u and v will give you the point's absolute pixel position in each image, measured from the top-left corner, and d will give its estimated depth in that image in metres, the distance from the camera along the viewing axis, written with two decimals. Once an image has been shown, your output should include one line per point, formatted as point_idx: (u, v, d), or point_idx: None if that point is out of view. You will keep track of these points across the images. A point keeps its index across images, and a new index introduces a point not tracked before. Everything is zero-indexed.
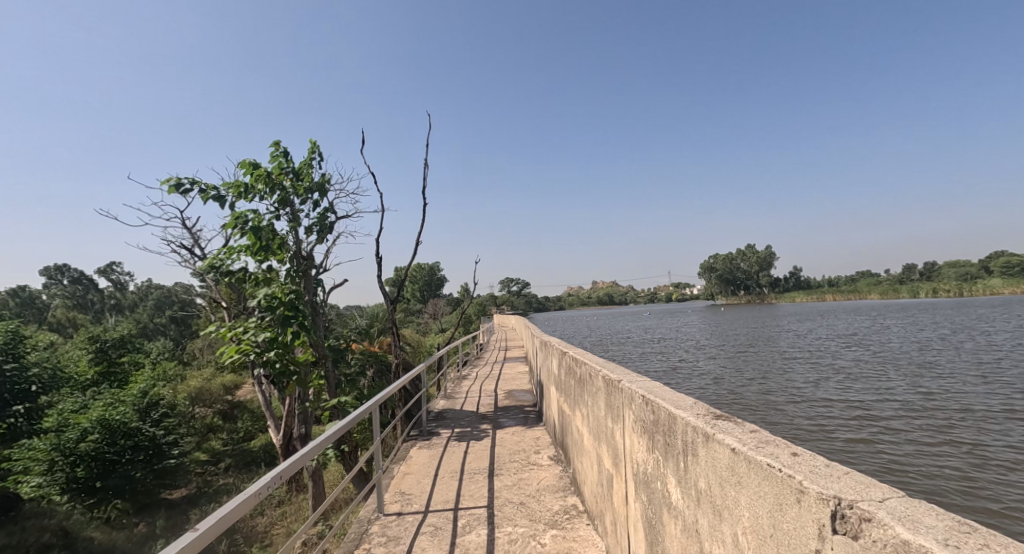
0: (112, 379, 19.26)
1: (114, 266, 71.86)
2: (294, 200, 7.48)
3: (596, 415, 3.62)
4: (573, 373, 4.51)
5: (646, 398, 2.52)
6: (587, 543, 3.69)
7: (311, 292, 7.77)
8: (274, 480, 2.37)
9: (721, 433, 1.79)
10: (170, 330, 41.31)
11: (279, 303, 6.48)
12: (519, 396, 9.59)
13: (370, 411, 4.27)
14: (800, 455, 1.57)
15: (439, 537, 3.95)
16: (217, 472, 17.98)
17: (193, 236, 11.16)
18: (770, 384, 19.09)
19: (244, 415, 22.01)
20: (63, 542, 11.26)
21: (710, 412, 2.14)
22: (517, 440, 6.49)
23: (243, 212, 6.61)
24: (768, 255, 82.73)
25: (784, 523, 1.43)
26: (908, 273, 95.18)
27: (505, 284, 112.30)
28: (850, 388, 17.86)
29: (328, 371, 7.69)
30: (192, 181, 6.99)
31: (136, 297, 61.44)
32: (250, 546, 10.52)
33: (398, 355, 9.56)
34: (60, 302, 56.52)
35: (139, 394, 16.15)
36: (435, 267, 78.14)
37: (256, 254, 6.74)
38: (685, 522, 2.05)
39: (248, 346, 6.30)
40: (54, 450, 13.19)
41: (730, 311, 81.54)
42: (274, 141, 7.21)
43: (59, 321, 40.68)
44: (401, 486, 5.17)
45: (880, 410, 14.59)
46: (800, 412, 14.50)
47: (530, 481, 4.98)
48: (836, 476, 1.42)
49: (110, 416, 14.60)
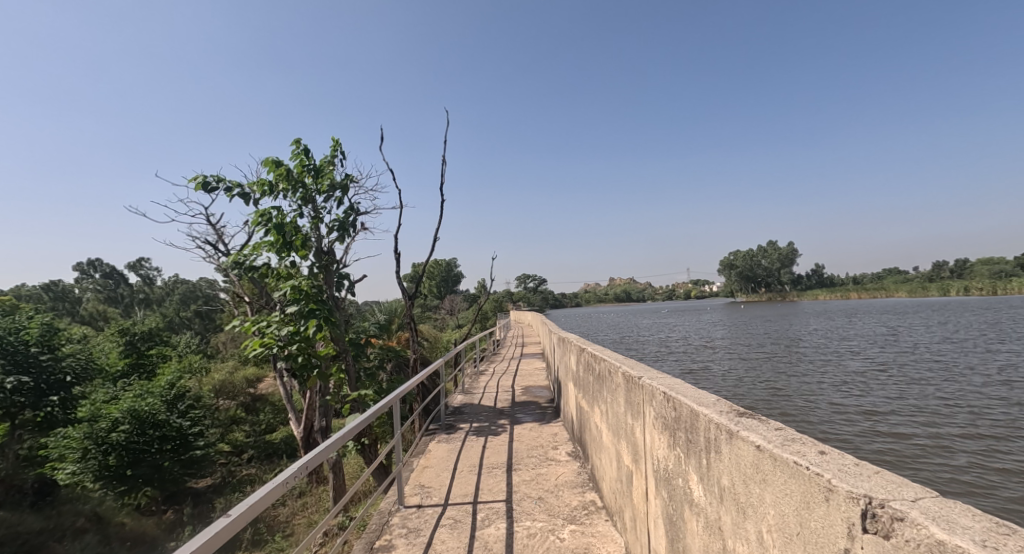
0: (141, 371, 19.95)
1: (143, 262, 73.95)
2: (316, 197, 7.61)
3: (616, 412, 3.60)
4: (592, 369, 4.49)
5: (667, 395, 2.50)
6: (606, 539, 3.68)
7: (333, 287, 7.88)
8: (300, 470, 2.45)
9: (745, 430, 1.77)
10: (195, 323, 42.70)
11: (304, 297, 6.62)
12: (536, 392, 9.60)
13: (391, 403, 4.31)
14: (827, 453, 1.54)
15: (459, 530, 3.99)
16: (240, 463, 18.43)
17: (217, 233, 11.43)
18: (791, 385, 18.83)
19: (266, 408, 22.43)
20: (96, 526, 11.81)
21: (732, 409, 2.12)
22: (534, 436, 6.51)
23: (267, 209, 6.74)
24: (790, 253, 81.27)
25: (812, 522, 1.41)
26: (937, 270, 92.46)
27: (522, 280, 112.19)
28: (874, 390, 17.49)
29: (349, 365, 7.81)
30: (218, 179, 7.17)
31: (164, 292, 63.26)
32: (272, 535, 10.78)
33: (416, 350, 9.60)
34: (92, 296, 58.76)
35: (166, 386, 16.59)
36: (452, 263, 78.39)
37: (279, 249, 6.88)
38: (707, 519, 2.03)
39: (272, 340, 6.43)
40: (87, 439, 13.65)
41: (752, 309, 80.09)
42: (296, 139, 7.34)
43: (90, 314, 41.89)
44: (421, 479, 5.22)
45: (906, 413, 14.27)
46: (822, 415, 14.27)
47: (549, 476, 5.00)
48: (866, 475, 1.39)
49: (140, 407, 15.06)
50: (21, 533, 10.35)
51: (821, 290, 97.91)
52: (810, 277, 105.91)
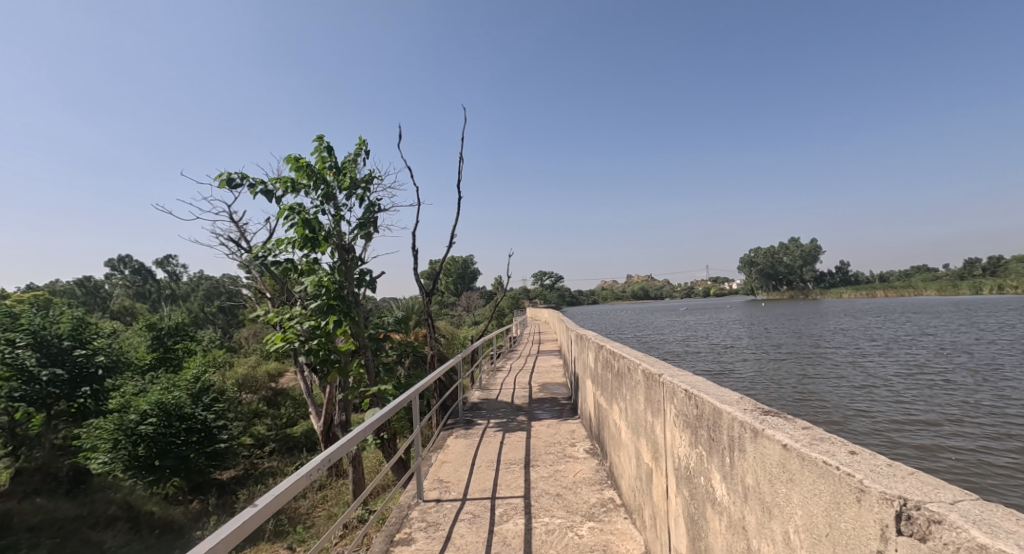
0: (168, 364, 20.53)
1: (169, 259, 75.96)
2: (338, 194, 7.69)
3: (635, 409, 3.56)
4: (611, 367, 4.46)
5: (689, 393, 2.46)
6: (625, 537, 3.66)
7: (353, 283, 7.96)
8: (322, 463, 2.48)
9: (771, 430, 1.73)
10: (219, 319, 43.76)
11: (325, 292, 6.69)
12: (554, 389, 9.59)
13: (409, 399, 4.33)
14: (859, 453, 1.49)
15: (478, 525, 4.01)
16: (262, 455, 18.88)
17: (239, 230, 11.67)
18: (814, 386, 18.48)
19: (287, 402, 22.82)
20: (127, 514, 12.21)
21: (757, 408, 2.07)
22: (552, 432, 6.50)
23: (292, 205, 6.84)
24: (813, 251, 79.46)
25: (842, 523, 1.38)
26: (969, 267, 89.43)
27: (538, 277, 111.71)
28: (901, 392, 17.05)
29: (369, 360, 7.86)
30: (242, 176, 7.31)
31: (188, 288, 65.04)
32: (293, 526, 11.03)
33: (434, 346, 9.63)
34: (121, 291, 60.64)
35: (192, 379, 16.96)
36: (469, 260, 78.41)
37: (302, 246, 6.98)
38: (731, 518, 2.00)
39: (293, 335, 6.56)
40: (117, 430, 14.07)
41: (773, 307, 78.79)
42: (318, 137, 7.44)
43: (118, 309, 43.16)
44: (439, 473, 5.26)
45: (936, 417, 13.87)
46: (847, 419, 13.96)
47: (567, 473, 4.98)
48: (900, 476, 1.35)
49: (167, 400, 15.43)
50: (57, 519, 10.76)
51: (846, 288, 95.75)
52: (834, 274, 103.61)
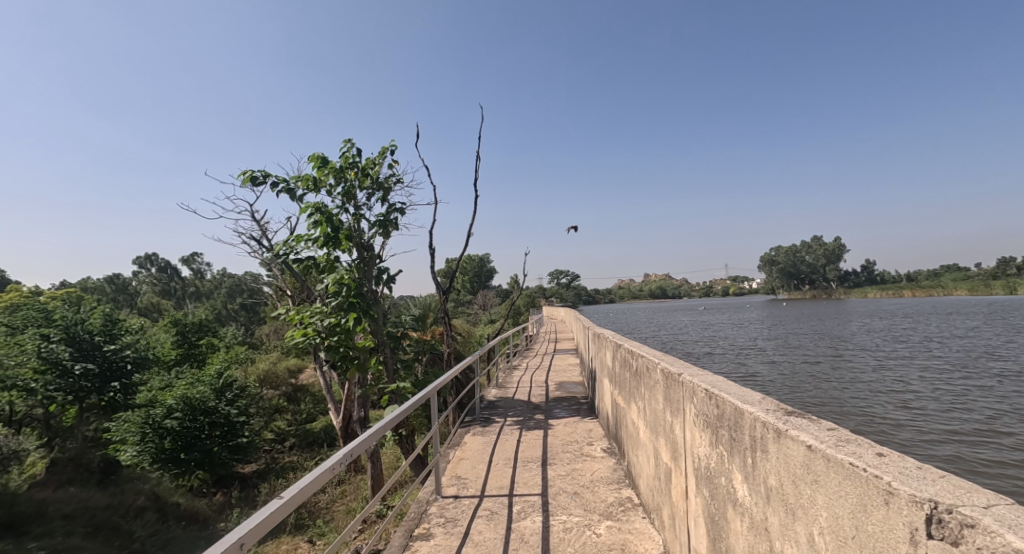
0: (193, 359, 21.04)
1: (194, 257, 77.90)
2: (359, 193, 7.76)
3: (653, 408, 3.55)
4: (629, 366, 4.43)
5: (709, 392, 2.43)
6: (644, 536, 3.64)
7: (372, 281, 8.04)
8: (344, 457, 2.52)
9: (795, 430, 1.70)
10: (241, 316, 44.74)
11: (345, 290, 6.77)
12: (570, 388, 9.56)
13: (428, 395, 4.35)
14: (887, 455, 1.46)
15: (496, 521, 4.03)
16: (282, 450, 19.25)
17: (261, 228, 11.87)
18: (837, 389, 18.12)
19: (307, 398, 23.23)
20: (155, 505, 12.53)
21: (780, 408, 2.04)
22: (569, 431, 6.48)
23: (314, 204, 6.96)
24: (837, 250, 77.76)
25: (869, 525, 1.35)
26: (1002, 268, 86.40)
27: (555, 276, 111.36)
28: (929, 396, 16.61)
29: (387, 357, 7.92)
30: (266, 173, 7.41)
31: (212, 285, 66.65)
32: (313, 521, 11.23)
33: (450, 344, 9.64)
34: (148, 289, 62.45)
35: (215, 375, 17.30)
36: (485, 259, 78.70)
37: (324, 244, 7.08)
38: (753, 519, 1.98)
39: (313, 331, 6.66)
40: (144, 424, 14.48)
41: (795, 307, 77.33)
42: (346, 138, 7.50)
43: (146, 306, 44.66)
44: (457, 470, 5.30)
45: (965, 422, 13.49)
46: (872, 423, 13.66)
47: (584, 472, 4.97)
48: (930, 479, 1.32)
49: (191, 394, 15.72)
50: (90, 508, 11.12)
51: (871, 288, 93.49)
52: (859, 273, 101.23)
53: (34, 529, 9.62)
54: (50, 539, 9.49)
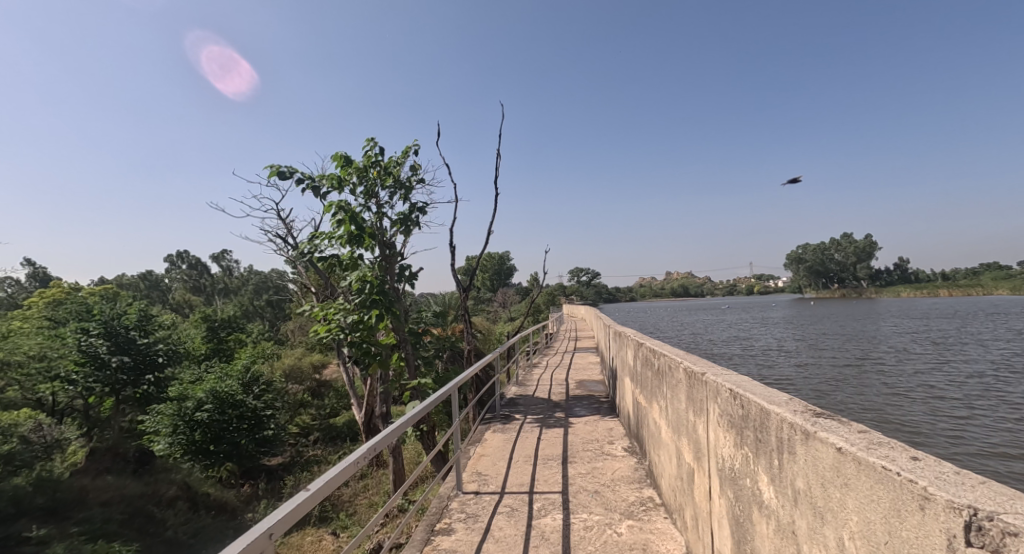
0: (221, 353, 21.65)
1: (224, 254, 80.03)
2: (381, 191, 7.84)
3: (676, 407, 3.50)
4: (651, 365, 4.38)
5: (734, 392, 2.39)
6: (665, 536, 3.60)
7: (394, 278, 8.13)
8: (368, 451, 2.56)
9: (824, 432, 1.66)
10: (267, 312, 45.76)
11: (368, 287, 6.85)
12: (590, 386, 9.52)
13: (449, 392, 4.36)
14: (921, 459, 1.41)
15: (516, 518, 4.04)
16: (307, 444, 19.69)
17: (286, 227, 12.12)
18: (866, 392, 17.67)
19: (331, 393, 23.65)
20: (186, 495, 12.93)
21: (808, 409, 1.99)
22: (589, 430, 6.45)
23: (339, 202, 7.07)
24: (867, 249, 75.57)
25: (902, 530, 1.31)
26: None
27: (575, 274, 110.81)
28: (965, 401, 16.05)
29: (408, 354, 8.01)
30: (292, 170, 7.54)
31: (240, 282, 68.24)
32: (337, 514, 11.47)
33: (470, 341, 9.70)
34: (179, 285, 64.39)
35: (243, 369, 17.65)
36: (506, 256, 78.91)
37: (348, 241, 7.18)
38: (779, 522, 1.94)
39: (337, 327, 6.76)
40: (176, 416, 14.88)
41: (822, 306, 75.42)
42: (368, 138, 7.59)
43: (178, 302, 46.31)
44: (478, 466, 5.33)
45: (1004, 429, 12.99)
46: (903, 429, 13.28)
47: (604, 471, 4.94)
48: (970, 484, 1.27)
49: (220, 388, 16.07)
50: (126, 496, 11.58)
51: (904, 287, 90.51)
52: (890, 272, 98.17)
53: (75, 515, 10.03)
54: (90, 524, 9.90)
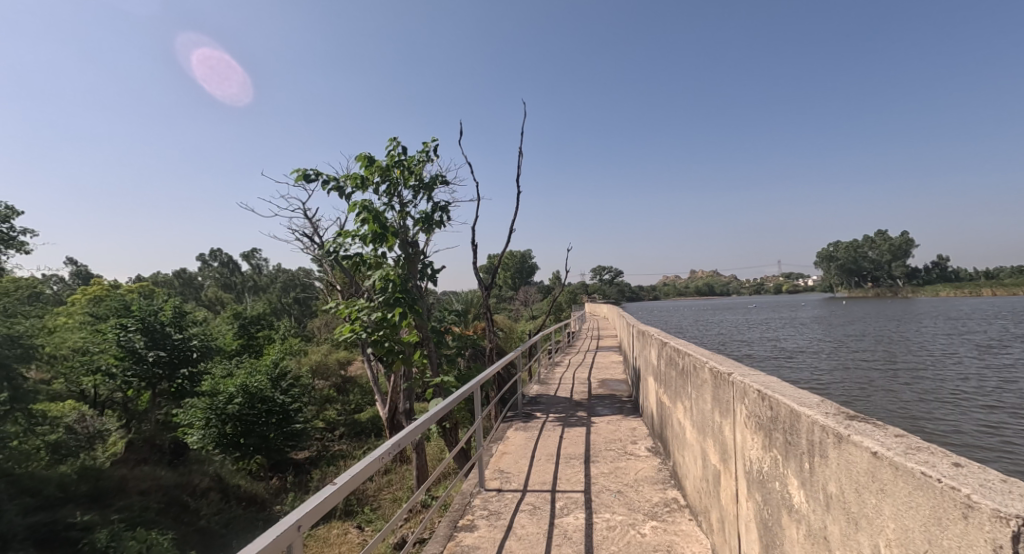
0: (251, 349, 22.22)
1: (254, 253, 82.15)
2: (404, 189, 7.90)
3: (701, 408, 3.44)
4: (675, 364, 4.31)
5: (763, 393, 2.33)
6: (690, 539, 3.55)
7: (417, 276, 8.18)
8: (392, 447, 2.58)
9: (858, 435, 1.60)
10: (295, 310, 46.67)
11: (390, 285, 6.91)
12: (613, 386, 9.45)
13: (471, 390, 4.38)
14: (963, 466, 1.36)
15: (538, 517, 4.03)
16: (333, 438, 20.07)
17: (312, 227, 12.33)
18: (902, 396, 17.07)
19: (355, 389, 24.00)
20: (218, 486, 13.24)
21: (841, 412, 1.93)
22: (612, 429, 6.40)
23: (364, 201, 7.15)
24: (903, 248, 72.92)
25: (943, 540, 1.26)
26: None
27: (598, 272, 109.96)
28: (1008, 407, 15.35)
29: (431, 352, 8.05)
30: (317, 172, 7.68)
31: (269, 279, 69.92)
32: (361, 507, 11.67)
33: (492, 340, 9.70)
34: (211, 283, 66.34)
35: (271, 365, 18.02)
36: (528, 255, 78.69)
37: (371, 240, 7.28)
38: (811, 526, 1.88)
39: (360, 326, 6.86)
40: (208, 410, 15.29)
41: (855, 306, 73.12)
42: (391, 138, 7.70)
43: (210, 300, 47.84)
44: (501, 464, 5.34)
45: None
46: (941, 435, 12.78)
47: (627, 470, 4.89)
48: (1017, 494, 1.21)
49: (251, 383, 16.27)
50: (163, 485, 11.99)
51: (943, 286, 87.13)
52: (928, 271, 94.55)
53: (116, 503, 10.45)
54: (130, 512, 10.28)
